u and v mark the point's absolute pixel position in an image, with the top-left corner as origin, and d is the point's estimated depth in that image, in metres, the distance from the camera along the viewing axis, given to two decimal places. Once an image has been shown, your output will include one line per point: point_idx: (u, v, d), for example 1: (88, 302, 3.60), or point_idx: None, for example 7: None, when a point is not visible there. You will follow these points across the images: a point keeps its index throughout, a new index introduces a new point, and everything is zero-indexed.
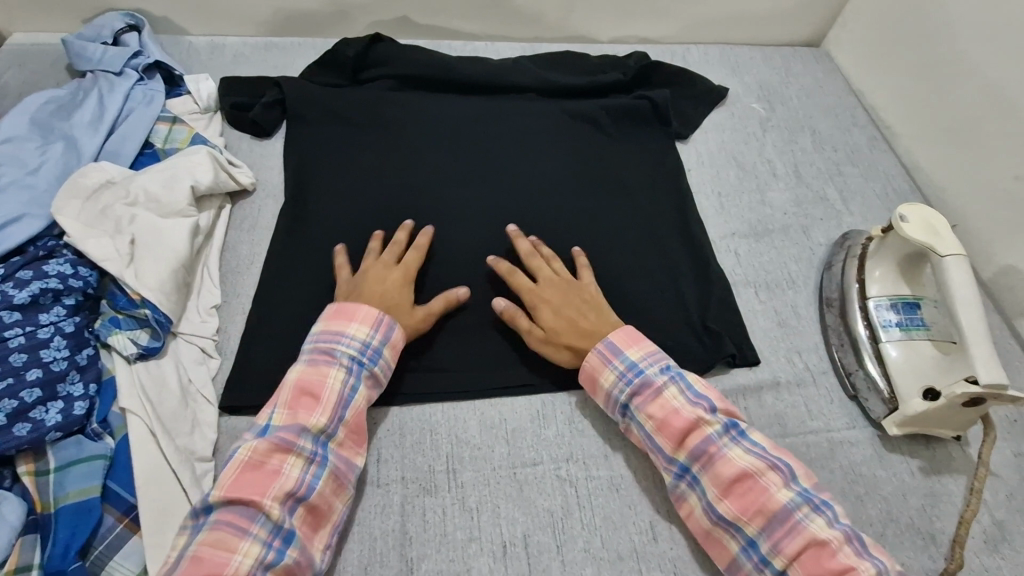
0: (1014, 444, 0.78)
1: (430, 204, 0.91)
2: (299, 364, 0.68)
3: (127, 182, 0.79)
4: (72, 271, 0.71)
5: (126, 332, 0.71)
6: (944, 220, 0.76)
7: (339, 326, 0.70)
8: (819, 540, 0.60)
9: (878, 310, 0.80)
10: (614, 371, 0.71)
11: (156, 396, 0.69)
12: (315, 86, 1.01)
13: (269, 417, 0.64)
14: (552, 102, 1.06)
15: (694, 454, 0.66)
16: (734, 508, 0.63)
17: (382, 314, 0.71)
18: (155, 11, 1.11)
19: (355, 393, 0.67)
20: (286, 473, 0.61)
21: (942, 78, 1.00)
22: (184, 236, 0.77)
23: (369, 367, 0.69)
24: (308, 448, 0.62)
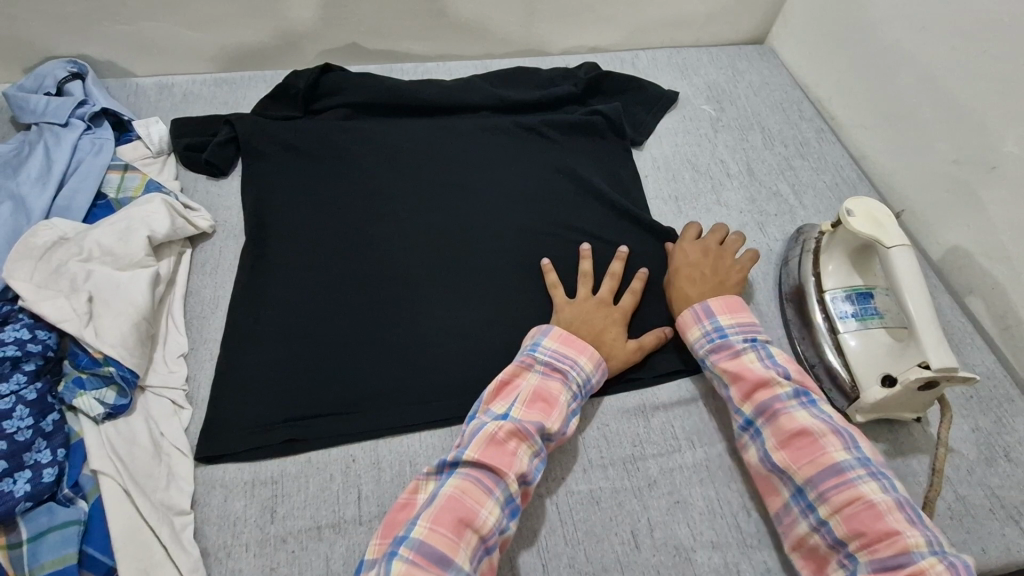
0: (971, 419, 0.81)
1: (392, 232, 0.92)
2: (533, 373, 0.73)
3: (81, 238, 0.78)
4: (30, 335, 0.69)
5: (91, 392, 0.70)
6: (890, 213, 0.79)
7: (572, 352, 0.74)
8: (866, 499, 0.63)
9: (834, 302, 0.82)
10: (701, 329, 0.78)
11: (127, 453, 0.68)
12: (267, 121, 1.01)
13: (508, 407, 0.69)
14: (505, 118, 1.06)
15: (760, 408, 0.71)
16: (787, 460, 0.68)
17: (599, 357, 0.76)
18: (98, 56, 1.09)
19: (573, 414, 0.72)
20: (520, 459, 0.66)
21: (879, 69, 1.04)
22: (143, 287, 0.76)
23: (584, 398, 0.74)
24: (539, 440, 0.68)
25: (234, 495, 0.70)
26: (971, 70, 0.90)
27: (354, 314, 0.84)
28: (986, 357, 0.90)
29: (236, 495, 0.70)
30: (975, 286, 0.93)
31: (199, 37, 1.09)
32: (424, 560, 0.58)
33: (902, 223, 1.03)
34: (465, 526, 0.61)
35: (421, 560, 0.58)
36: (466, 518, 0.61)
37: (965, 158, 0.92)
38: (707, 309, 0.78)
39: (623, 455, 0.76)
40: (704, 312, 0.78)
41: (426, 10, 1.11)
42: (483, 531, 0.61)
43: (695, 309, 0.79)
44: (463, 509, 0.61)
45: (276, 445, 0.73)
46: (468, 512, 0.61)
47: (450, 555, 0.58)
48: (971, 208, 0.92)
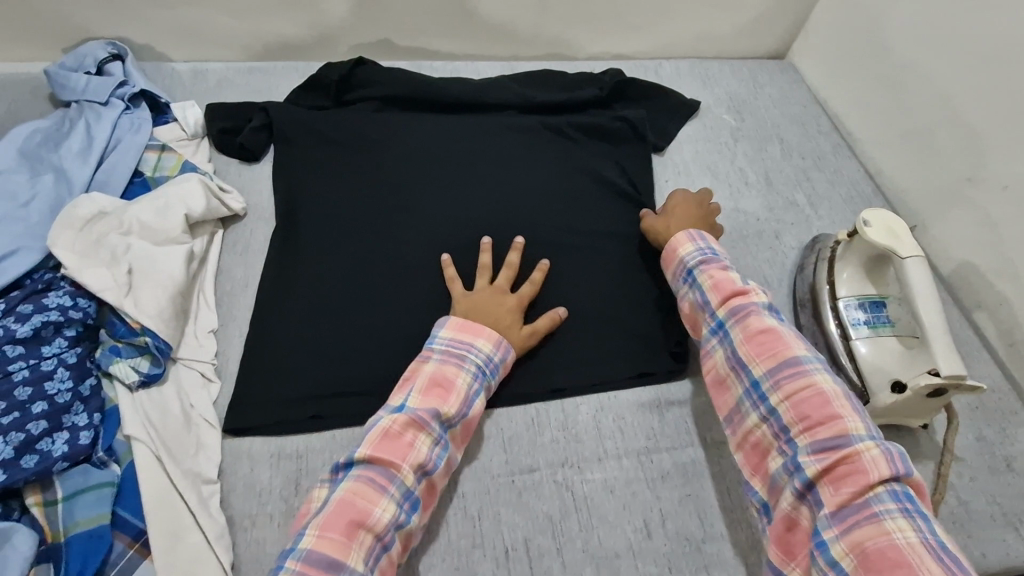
0: (976, 429, 0.83)
1: (419, 222, 0.94)
2: (430, 363, 0.73)
3: (121, 213, 0.81)
4: (72, 302, 0.71)
5: (127, 360, 0.72)
6: (906, 225, 0.81)
7: (469, 337, 0.75)
8: (818, 389, 0.67)
9: (848, 309, 0.84)
10: (694, 247, 0.83)
11: (159, 420, 0.70)
12: (301, 110, 1.04)
13: (404, 399, 0.69)
14: (532, 118, 1.09)
15: (733, 310, 0.75)
16: (750, 354, 0.72)
17: (501, 338, 0.77)
18: (138, 39, 1.12)
19: (476, 397, 0.73)
20: (418, 450, 0.66)
21: (897, 87, 1.07)
22: (179, 263, 0.79)
23: (488, 378, 0.75)
24: (437, 427, 0.68)
25: (260, 466, 0.72)
26: (987, 91, 0.92)
27: (379, 299, 0.86)
28: (992, 371, 0.92)
29: (262, 466, 0.72)
30: (983, 301, 0.95)
31: (236, 26, 1.12)
32: (312, 569, 0.58)
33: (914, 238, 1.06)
34: (358, 527, 0.61)
35: (308, 568, 0.58)
36: (359, 518, 0.61)
37: (978, 176, 0.94)
38: (697, 235, 0.84)
39: (637, 447, 0.78)
40: (696, 237, 0.84)
41: (457, 10, 1.14)
42: (376, 529, 0.62)
43: (689, 232, 0.85)
44: (355, 510, 0.62)
45: (302, 421, 0.75)
46: (361, 511, 0.62)
47: (341, 559, 0.59)
48: (982, 225, 0.94)
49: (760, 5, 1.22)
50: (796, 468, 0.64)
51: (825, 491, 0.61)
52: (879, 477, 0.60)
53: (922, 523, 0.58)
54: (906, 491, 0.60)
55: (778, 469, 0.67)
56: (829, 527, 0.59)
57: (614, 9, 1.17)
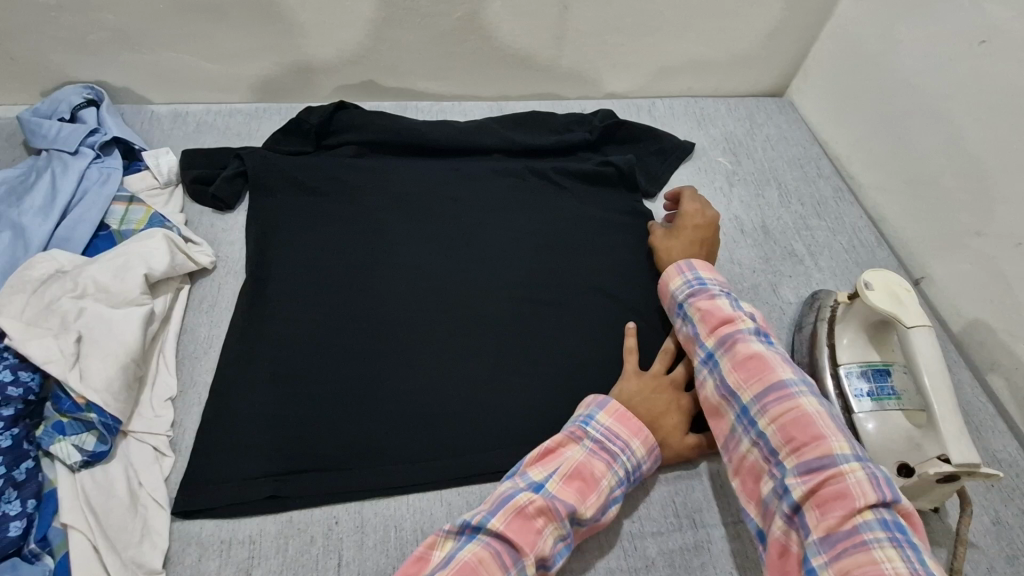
0: (991, 511, 0.77)
1: (395, 277, 0.90)
2: (581, 446, 0.70)
3: (77, 273, 0.77)
4: (12, 377, 0.67)
5: (71, 438, 0.68)
6: (910, 288, 0.76)
7: (625, 433, 0.71)
8: (803, 410, 0.63)
9: (849, 378, 0.78)
10: (683, 279, 0.80)
11: (100, 504, 0.66)
12: (277, 156, 0.99)
13: (546, 476, 0.67)
14: (518, 162, 1.05)
15: (721, 340, 0.72)
16: (738, 381, 0.69)
17: (653, 445, 0.72)
18: (117, 83, 1.10)
19: (613, 501, 0.68)
20: (545, 540, 0.63)
21: (903, 133, 1.02)
22: (135, 328, 0.74)
23: (628, 487, 0.70)
24: (568, 524, 0.65)
25: (209, 555, 0.67)
26: (998, 142, 0.87)
27: (349, 361, 0.81)
28: (1008, 442, 0.85)
29: (211, 555, 0.67)
30: (997, 364, 0.89)
31: (217, 69, 1.10)
32: None
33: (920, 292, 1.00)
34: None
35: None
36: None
37: (988, 232, 0.88)
38: (687, 266, 0.81)
39: (620, 531, 0.72)
40: (685, 267, 0.81)
41: (444, 51, 1.11)
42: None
43: (679, 265, 0.81)
44: None
45: (258, 501, 0.70)
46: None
47: None
48: (994, 284, 0.88)
49: (758, 44, 1.18)
50: (785, 493, 0.61)
51: (812, 516, 0.57)
52: (866, 502, 0.56)
53: (912, 553, 0.53)
54: (897, 520, 0.55)
55: (769, 494, 0.63)
56: (819, 555, 0.55)
57: (605, 49, 1.14)
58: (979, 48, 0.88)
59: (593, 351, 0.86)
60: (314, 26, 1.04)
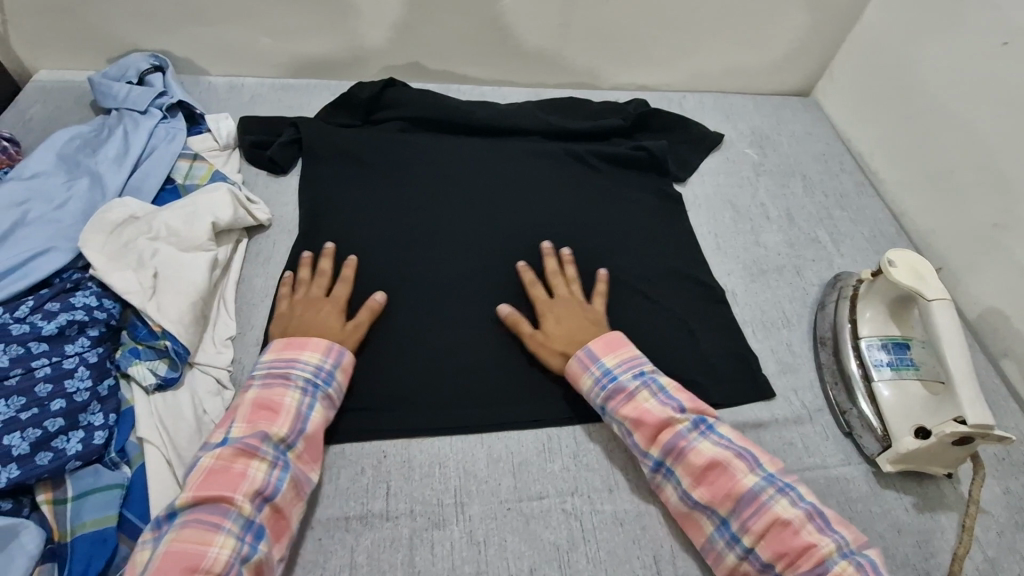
0: (1004, 482, 0.80)
1: (441, 240, 0.95)
2: (252, 388, 0.71)
3: (151, 218, 0.83)
4: (97, 303, 0.73)
5: (146, 362, 0.73)
6: (931, 266, 0.80)
7: (291, 354, 0.73)
8: (781, 520, 0.65)
9: (870, 350, 0.83)
10: (591, 375, 0.76)
11: (173, 424, 0.71)
12: (331, 128, 1.04)
13: (229, 430, 0.67)
14: (557, 144, 1.09)
15: (667, 449, 0.71)
16: (705, 496, 0.68)
17: (330, 343, 0.75)
18: (179, 53, 1.16)
19: (311, 410, 0.70)
20: (252, 476, 0.64)
21: (926, 130, 1.06)
22: (202, 269, 0.80)
23: (322, 389, 0.72)
24: (270, 452, 0.66)
25: None
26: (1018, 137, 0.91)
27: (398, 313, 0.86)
28: (1020, 422, 0.89)
29: None
30: (1012, 350, 0.93)
31: (274, 44, 1.16)
32: None
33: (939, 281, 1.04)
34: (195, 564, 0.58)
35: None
36: (192, 565, 0.58)
37: (1006, 223, 0.93)
38: (590, 354, 0.77)
39: (650, 479, 0.77)
40: (589, 358, 0.77)
41: (488, 37, 1.17)
42: (217, 561, 0.58)
43: (580, 356, 0.77)
44: (188, 557, 0.58)
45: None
46: (195, 553, 0.58)
47: None
48: (1011, 272, 0.92)
49: (787, 44, 1.23)
50: None
51: None
52: None
53: None
54: None
55: None
56: None
57: (642, 42, 1.19)
58: (1002, 49, 0.93)
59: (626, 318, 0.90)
60: (369, 7, 1.10)
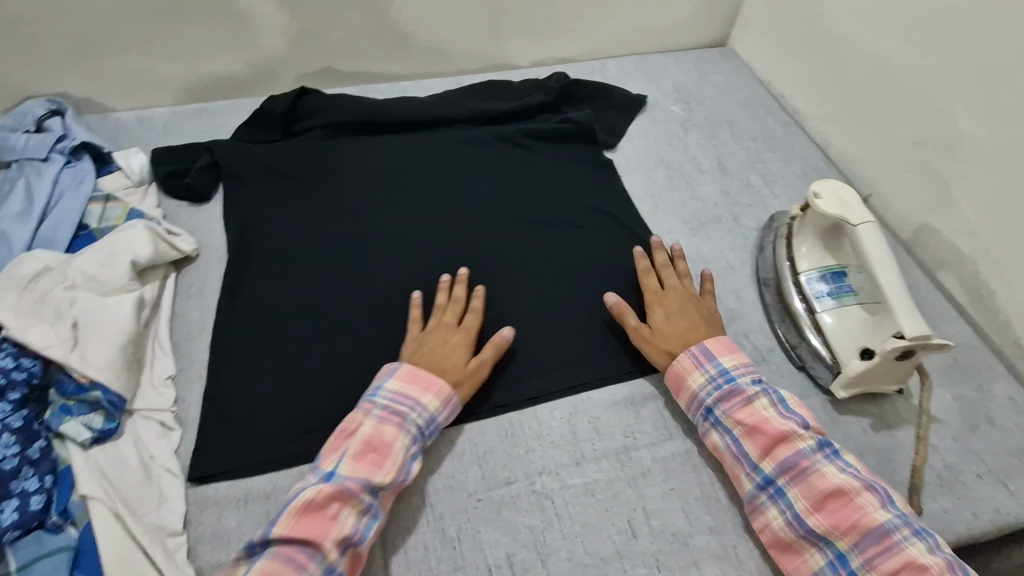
0: (953, 389, 0.83)
1: (369, 241, 0.93)
2: (371, 416, 0.69)
3: (65, 266, 0.79)
4: (14, 364, 0.70)
5: (78, 418, 0.70)
6: (854, 192, 0.82)
7: (413, 391, 0.72)
8: (918, 563, 0.61)
9: (810, 283, 0.84)
10: (704, 374, 0.75)
11: (117, 479, 0.68)
12: (247, 146, 1.02)
13: (336, 461, 0.66)
14: (479, 128, 1.09)
15: (785, 467, 0.68)
16: (823, 526, 0.65)
17: (448, 392, 0.74)
18: (78, 92, 1.10)
19: (411, 458, 0.69)
20: (344, 522, 0.62)
21: (837, 60, 1.08)
22: (128, 313, 0.77)
23: (422, 442, 0.71)
24: (366, 498, 0.64)
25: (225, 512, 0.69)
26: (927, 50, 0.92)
27: (334, 323, 0.84)
28: (962, 328, 0.92)
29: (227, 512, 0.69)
30: (945, 261, 0.96)
31: (176, 68, 1.11)
32: None
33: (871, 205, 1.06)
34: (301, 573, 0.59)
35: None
36: None
37: (925, 139, 0.95)
38: (705, 352, 0.77)
39: (615, 446, 0.77)
40: (704, 355, 0.77)
41: (397, 31, 1.14)
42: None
43: (694, 351, 0.77)
44: None
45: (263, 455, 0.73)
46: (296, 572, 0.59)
47: None
48: (935, 185, 0.94)
49: None
50: None
51: None
52: None
53: None
54: None
55: None
56: None
57: (553, 14, 1.18)
58: None
59: (569, 289, 0.89)
60: (266, 17, 1.07)
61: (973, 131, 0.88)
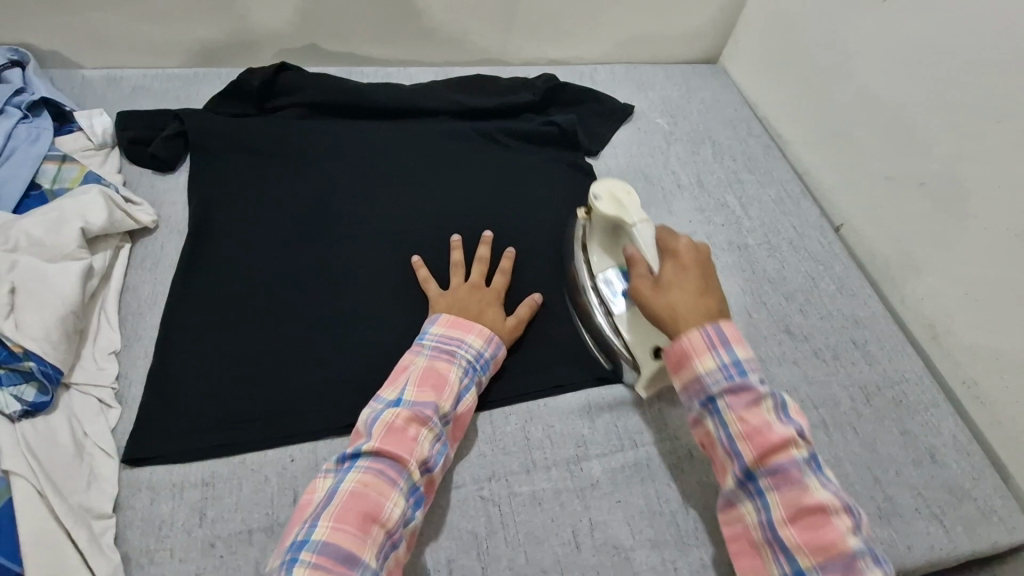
0: (900, 422, 0.72)
1: (403, 202, 0.81)
2: (420, 356, 0.61)
3: (7, 227, 0.63)
4: None
5: (8, 389, 0.56)
6: (632, 189, 0.71)
7: (457, 333, 0.63)
8: (822, 505, 0.51)
9: (606, 283, 0.72)
10: (697, 328, 0.58)
11: (47, 456, 0.55)
12: (303, 82, 0.88)
13: (400, 391, 0.58)
14: (575, 87, 0.96)
15: (739, 411, 0.54)
16: (751, 453, 0.53)
17: (493, 332, 0.65)
18: (39, 41, 0.87)
19: (466, 391, 0.61)
20: (422, 446, 0.55)
21: (817, 88, 0.92)
22: (74, 281, 0.62)
23: (480, 375, 0.63)
24: (439, 423, 0.57)
25: (153, 473, 0.57)
26: (956, 81, 0.72)
27: (322, 289, 0.71)
28: None
29: (153, 470, 0.58)
30: None
31: None
32: None
33: (840, 238, 0.89)
34: (371, 521, 0.50)
35: (324, 561, 0.47)
36: None
37: (898, 176, 0.80)
38: (711, 325, 0.58)
39: (655, 452, 0.66)
40: (704, 317, 0.58)
41: None
42: (388, 525, 0.51)
43: (705, 330, 0.58)
44: None
45: (212, 433, 0.60)
46: (372, 505, 0.51)
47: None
48: (936, 244, 0.75)
49: None
50: None
51: None
52: None
53: None
54: None
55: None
56: None
57: None
58: None
59: None
60: None
61: (947, 174, 0.73)
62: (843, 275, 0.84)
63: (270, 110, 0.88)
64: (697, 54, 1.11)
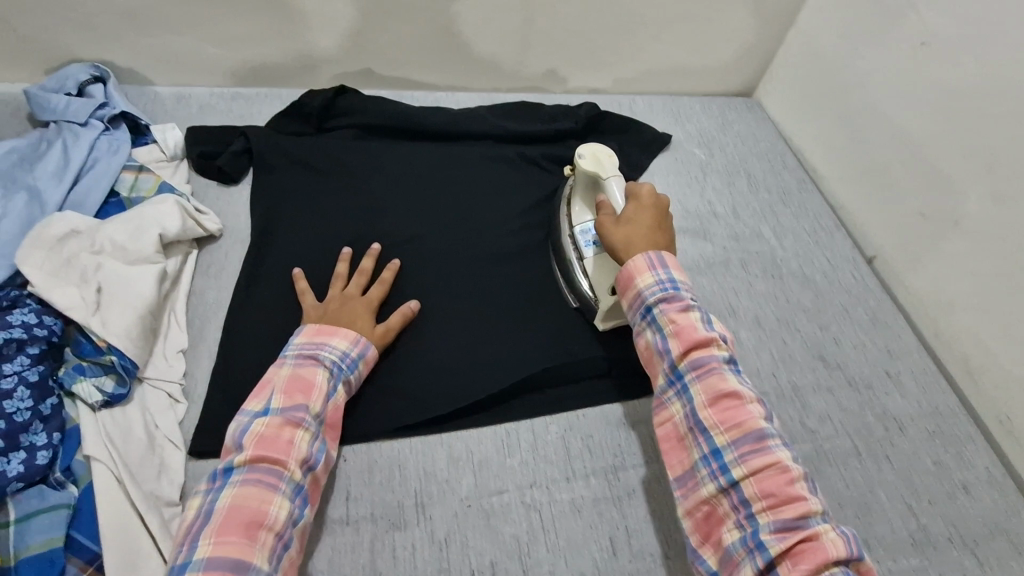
0: (933, 453, 0.73)
1: (451, 220, 0.85)
2: (282, 365, 0.60)
3: (94, 230, 0.68)
4: (36, 320, 0.61)
5: (90, 380, 0.61)
6: (613, 152, 0.76)
7: (319, 338, 0.63)
8: (780, 462, 0.52)
9: (583, 232, 0.77)
10: (655, 278, 0.62)
11: (122, 445, 0.58)
12: (360, 105, 0.93)
13: (267, 401, 0.57)
14: (615, 116, 1.00)
15: (695, 364, 0.57)
16: (714, 418, 0.55)
17: (361, 335, 0.65)
18: (120, 61, 0.94)
19: (336, 392, 0.61)
20: (299, 447, 0.55)
21: (852, 124, 0.94)
22: (152, 283, 0.67)
23: (348, 376, 0.63)
24: (313, 423, 0.57)
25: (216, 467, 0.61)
26: (990, 123, 0.74)
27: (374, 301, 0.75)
28: None
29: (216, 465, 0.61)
30: None
31: None
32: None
33: (873, 271, 0.91)
34: (256, 528, 0.50)
35: None
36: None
37: (931, 213, 0.82)
38: (662, 259, 0.63)
39: None
40: (661, 261, 0.63)
41: None
42: (276, 528, 0.51)
43: (651, 256, 0.63)
44: None
45: None
46: (254, 513, 0.51)
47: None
48: (970, 280, 0.77)
49: None
50: (756, 546, 0.49)
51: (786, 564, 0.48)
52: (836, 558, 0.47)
53: None
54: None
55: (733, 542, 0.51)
56: None
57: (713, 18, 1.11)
58: None
59: None
60: None
61: (980, 213, 0.76)
62: (875, 306, 0.86)
63: (328, 130, 0.93)
64: (733, 88, 1.14)
